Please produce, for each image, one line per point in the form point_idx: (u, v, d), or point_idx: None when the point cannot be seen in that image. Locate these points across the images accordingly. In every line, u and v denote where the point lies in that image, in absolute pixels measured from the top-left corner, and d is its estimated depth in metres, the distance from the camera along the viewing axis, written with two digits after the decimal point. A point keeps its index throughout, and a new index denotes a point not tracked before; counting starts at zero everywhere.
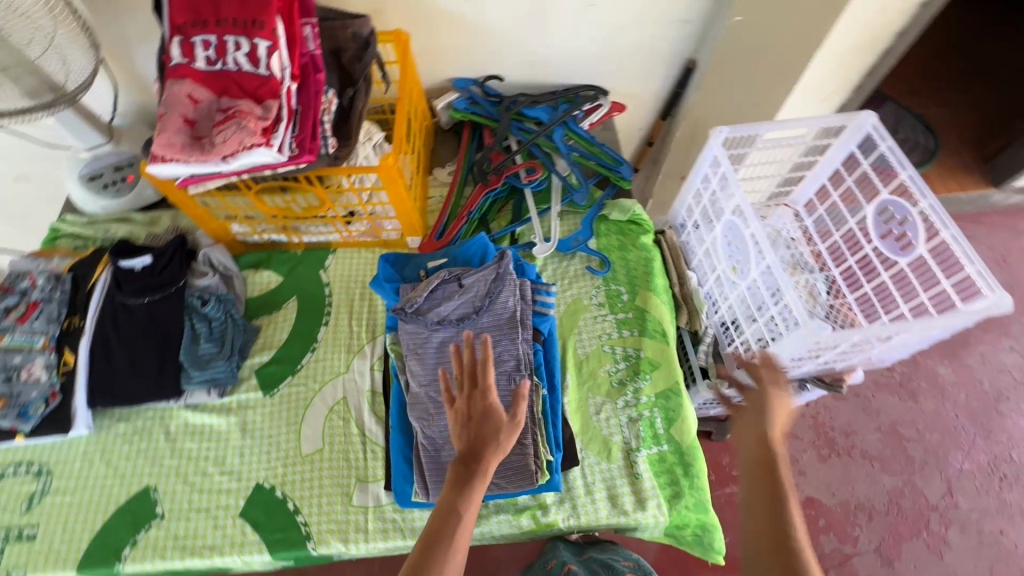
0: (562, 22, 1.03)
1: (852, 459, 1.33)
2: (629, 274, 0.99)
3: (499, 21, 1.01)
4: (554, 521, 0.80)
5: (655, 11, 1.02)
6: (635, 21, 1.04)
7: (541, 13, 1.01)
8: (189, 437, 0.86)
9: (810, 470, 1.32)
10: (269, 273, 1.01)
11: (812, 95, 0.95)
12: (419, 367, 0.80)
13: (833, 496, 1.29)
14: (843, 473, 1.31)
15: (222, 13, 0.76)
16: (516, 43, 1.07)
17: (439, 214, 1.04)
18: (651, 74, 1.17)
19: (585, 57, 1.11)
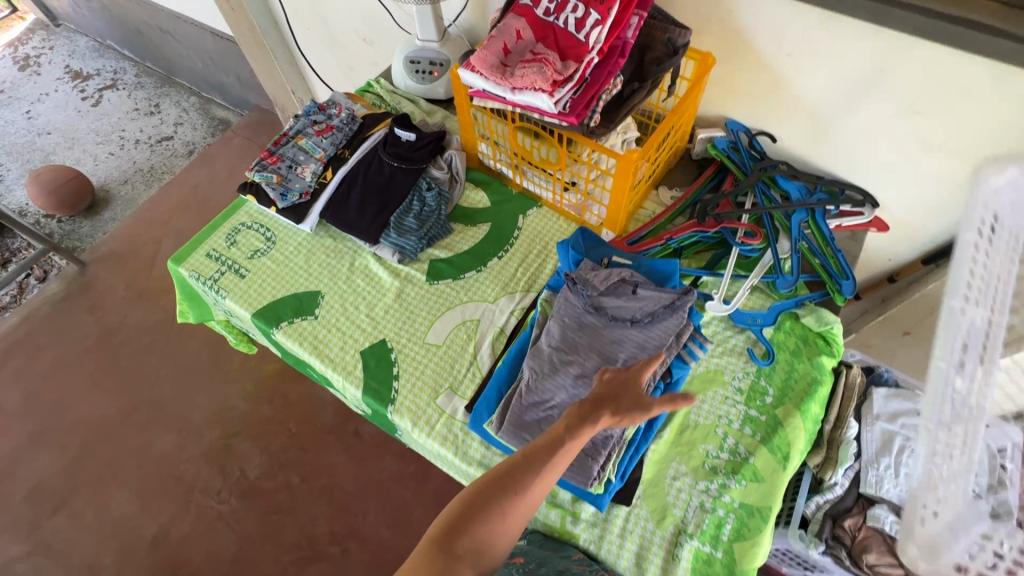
0: (873, 117, 0.96)
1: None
2: (786, 382, 0.91)
3: (807, 87, 0.98)
4: (576, 533, 0.81)
5: (990, 151, 0.90)
6: (957, 151, 0.93)
7: (856, 98, 0.95)
8: (362, 276, 1.06)
9: None
10: (483, 195, 1.15)
11: None
12: (556, 330, 0.85)
13: None
14: None
15: None
16: (811, 115, 1.02)
17: (642, 226, 1.07)
18: (940, 212, 1.03)
19: (875, 161, 1.02)
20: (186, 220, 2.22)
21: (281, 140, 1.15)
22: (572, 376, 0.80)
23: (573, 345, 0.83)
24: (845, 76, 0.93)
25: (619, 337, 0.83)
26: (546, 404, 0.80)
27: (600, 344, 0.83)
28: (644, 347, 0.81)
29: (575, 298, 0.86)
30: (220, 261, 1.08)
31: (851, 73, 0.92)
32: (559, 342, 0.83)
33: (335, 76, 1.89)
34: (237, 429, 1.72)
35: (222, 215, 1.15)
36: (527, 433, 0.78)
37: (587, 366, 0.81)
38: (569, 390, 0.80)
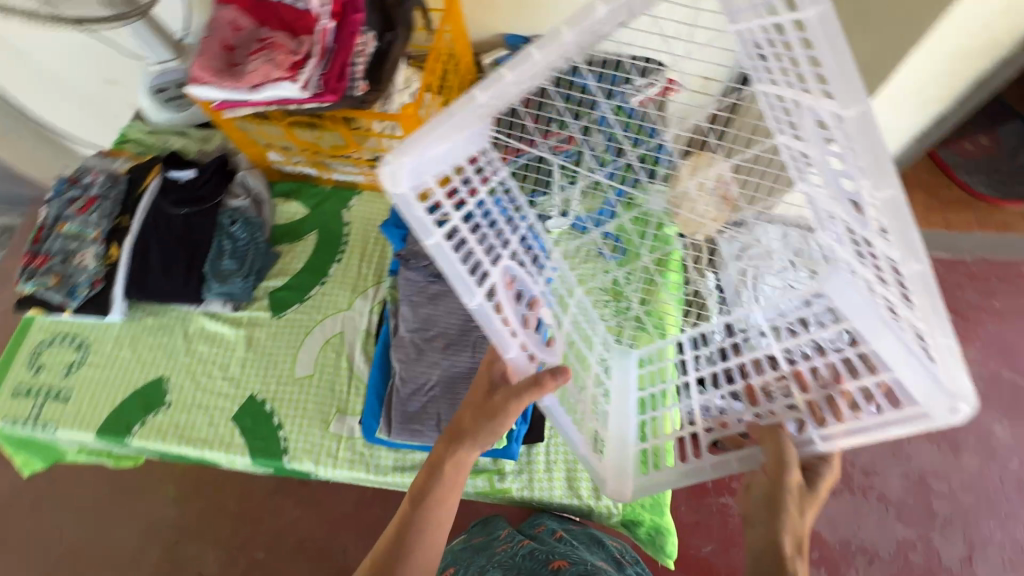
0: None
1: (866, 499, 1.25)
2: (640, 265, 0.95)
3: None
4: (507, 488, 0.82)
5: None
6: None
7: None
8: (203, 340, 0.96)
9: None
10: (297, 205, 1.06)
11: (902, 101, 0.84)
12: (410, 313, 0.82)
13: (836, 530, 1.22)
14: (853, 510, 1.24)
15: None
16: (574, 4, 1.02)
17: None
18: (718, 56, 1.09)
19: None
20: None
21: (41, 235, 0.98)
22: (441, 350, 0.80)
23: (431, 321, 0.81)
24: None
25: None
26: (425, 387, 0.78)
27: (455, 309, 0.82)
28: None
29: (413, 276, 0.83)
30: (31, 394, 0.93)
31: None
32: (417, 322, 0.81)
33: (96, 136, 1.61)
34: None
35: (12, 344, 0.97)
36: (417, 422, 0.76)
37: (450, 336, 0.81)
38: (443, 363, 0.79)
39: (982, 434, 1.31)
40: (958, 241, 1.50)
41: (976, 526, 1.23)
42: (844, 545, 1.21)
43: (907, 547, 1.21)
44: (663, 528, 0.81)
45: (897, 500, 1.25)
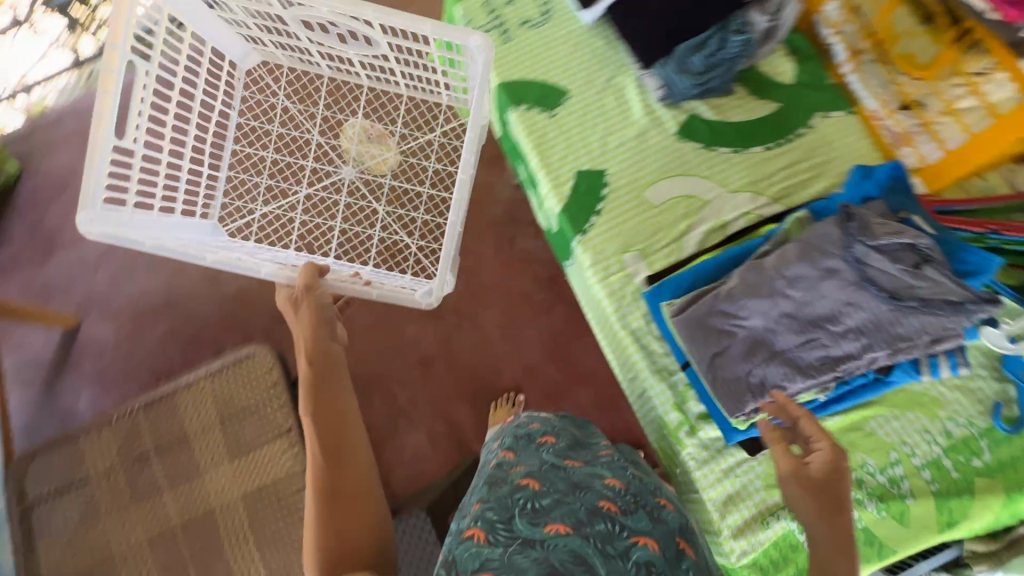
0: None
1: None
2: (1012, 462, 0.74)
3: None
4: (682, 445, 0.81)
5: None
6: None
7: None
8: (615, 94, 0.97)
9: None
10: (788, 66, 0.94)
11: None
12: (798, 259, 0.72)
13: None
14: None
15: None
16: None
17: (971, 197, 0.81)
18: None
19: None
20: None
21: None
22: (791, 312, 0.72)
23: (845, 313, 0.70)
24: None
25: (862, 304, 0.69)
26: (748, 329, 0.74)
27: (838, 298, 0.70)
28: (896, 323, 0.67)
29: (837, 240, 0.70)
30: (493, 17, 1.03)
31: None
32: (806, 280, 0.71)
33: None
34: None
35: None
36: (714, 339, 0.75)
37: (808, 309, 0.71)
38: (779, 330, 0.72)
39: None
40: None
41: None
42: None
43: None
44: None
45: None
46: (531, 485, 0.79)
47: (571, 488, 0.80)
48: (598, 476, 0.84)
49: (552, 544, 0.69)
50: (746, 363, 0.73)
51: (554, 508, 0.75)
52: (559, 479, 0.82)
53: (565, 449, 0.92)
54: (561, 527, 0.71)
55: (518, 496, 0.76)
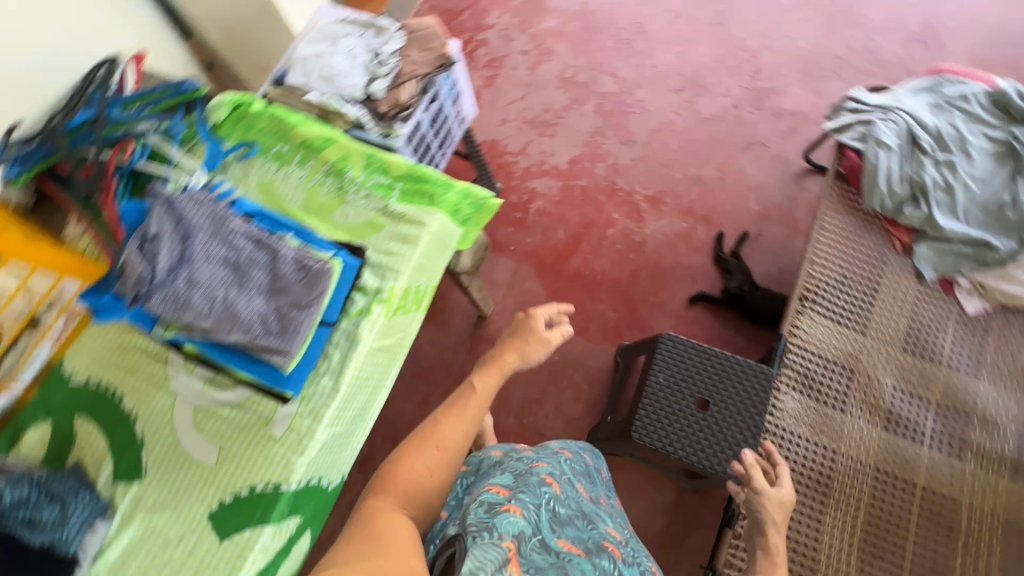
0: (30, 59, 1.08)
1: (541, 150, 1.98)
2: (273, 134, 1.09)
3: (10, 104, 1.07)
4: (393, 289, 0.94)
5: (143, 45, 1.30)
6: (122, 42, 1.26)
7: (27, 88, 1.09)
8: (125, 568, 0.84)
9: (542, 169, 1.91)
10: (33, 430, 0.93)
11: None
12: (195, 307, 0.84)
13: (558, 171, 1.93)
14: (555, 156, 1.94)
15: None
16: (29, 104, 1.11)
17: (100, 245, 1.03)
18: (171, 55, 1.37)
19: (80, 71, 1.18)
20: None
21: None
22: (238, 291, 0.85)
23: (208, 293, 0.84)
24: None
25: (201, 249, 0.86)
26: (288, 346, 0.83)
27: (206, 267, 0.85)
28: (243, 231, 0.89)
29: (156, 292, 0.83)
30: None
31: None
32: (246, 315, 0.83)
33: None
34: None
35: None
36: (288, 325, 0.83)
37: (228, 278, 0.86)
38: (279, 291, 0.86)
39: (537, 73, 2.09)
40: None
41: (585, 101, 2.04)
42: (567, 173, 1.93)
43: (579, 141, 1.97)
44: (465, 190, 1.03)
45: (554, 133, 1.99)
46: (555, 489, 0.94)
47: (579, 514, 0.96)
48: (603, 521, 0.99)
49: (567, 560, 0.84)
50: (293, 321, 0.84)
51: (572, 530, 0.91)
52: (575, 504, 0.96)
53: (577, 471, 1.08)
54: (570, 547, 0.87)
55: (546, 492, 0.91)
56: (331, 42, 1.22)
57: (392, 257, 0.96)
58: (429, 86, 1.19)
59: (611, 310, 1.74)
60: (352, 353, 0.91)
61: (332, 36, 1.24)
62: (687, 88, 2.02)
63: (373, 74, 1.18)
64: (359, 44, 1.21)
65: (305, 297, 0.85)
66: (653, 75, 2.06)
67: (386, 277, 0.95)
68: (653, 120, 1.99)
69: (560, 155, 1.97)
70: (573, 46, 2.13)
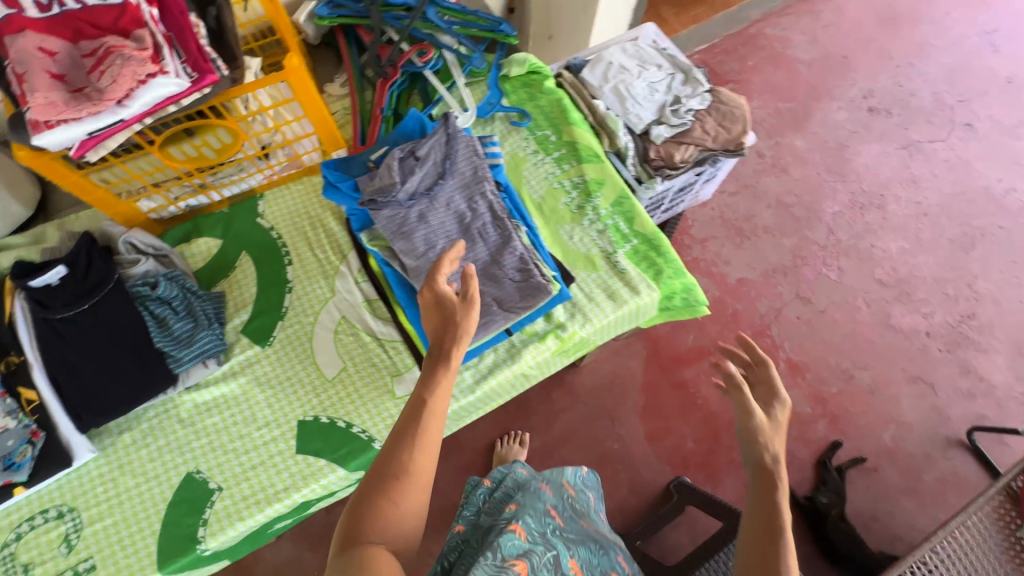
0: None
1: (755, 238, 1.69)
2: (549, 117, 1.05)
3: None
4: (574, 333, 0.89)
5: None
6: None
7: None
8: (206, 414, 0.83)
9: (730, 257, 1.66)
10: (205, 240, 0.94)
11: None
12: (410, 245, 0.82)
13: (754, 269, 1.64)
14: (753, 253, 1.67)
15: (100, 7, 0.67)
16: None
17: (353, 121, 1.03)
18: None
19: None
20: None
21: None
22: (456, 255, 0.83)
23: (431, 239, 0.83)
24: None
25: (448, 197, 0.85)
26: (468, 336, 0.79)
27: (443, 215, 0.84)
28: (491, 201, 0.86)
29: (390, 209, 0.82)
30: (43, 519, 0.77)
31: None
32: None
33: None
34: None
35: None
36: (481, 316, 0.80)
37: (455, 237, 0.83)
38: (490, 280, 0.82)
39: (793, 151, 1.83)
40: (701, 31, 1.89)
41: (782, 235, 1.71)
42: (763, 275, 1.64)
43: (795, 250, 1.68)
44: (690, 285, 0.95)
45: (773, 225, 1.72)
46: (555, 519, 0.74)
47: (587, 537, 0.74)
48: (615, 548, 0.76)
49: None
50: (487, 317, 0.80)
51: (584, 550, 0.70)
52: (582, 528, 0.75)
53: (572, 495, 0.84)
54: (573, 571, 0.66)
55: (546, 523, 0.72)
56: (641, 64, 1.18)
57: (592, 305, 0.91)
58: (705, 160, 1.12)
59: (705, 441, 1.40)
60: (505, 366, 0.86)
61: (644, 59, 1.19)
62: (890, 287, 1.62)
63: (664, 117, 1.12)
64: (663, 83, 1.16)
65: (513, 301, 0.80)
66: (862, 253, 1.67)
67: (574, 319, 0.90)
68: (886, 276, 1.64)
69: (733, 266, 1.67)
70: (854, 150, 1.83)
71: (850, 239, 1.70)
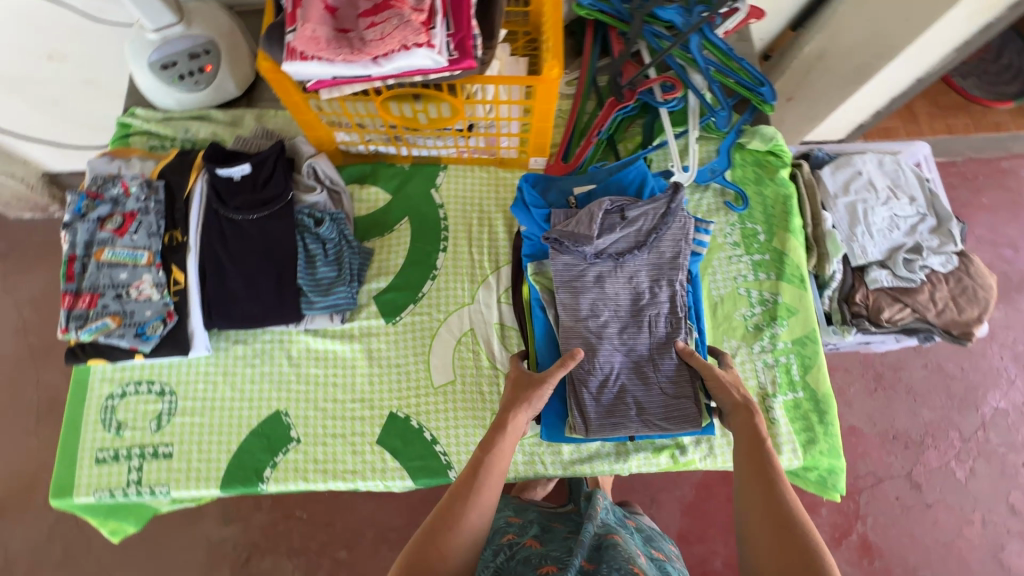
0: None
1: (896, 393, 1.30)
2: (767, 213, 0.92)
3: None
4: (691, 461, 0.80)
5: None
6: None
7: None
8: (313, 362, 0.83)
9: (856, 401, 1.29)
10: (377, 190, 0.91)
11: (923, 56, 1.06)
12: (572, 301, 0.75)
13: (875, 425, 1.27)
14: (886, 405, 1.29)
15: None
16: None
17: (564, 130, 0.94)
18: (774, 17, 1.15)
19: None
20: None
21: (74, 269, 0.78)
22: (615, 335, 0.75)
23: (598, 306, 0.75)
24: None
25: (634, 270, 0.76)
26: (594, 428, 0.73)
27: (620, 286, 0.76)
28: (676, 294, 0.76)
29: (573, 259, 0.75)
30: (146, 389, 0.81)
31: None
32: (601, 366, 0.74)
33: (37, 121, 1.33)
34: (246, 556, 1.43)
35: (73, 403, 0.80)
36: (616, 415, 0.73)
37: (622, 315, 0.75)
38: (639, 379, 0.74)
39: None
40: (955, 143, 1.52)
41: (925, 404, 1.29)
42: (882, 438, 1.26)
43: (934, 429, 1.26)
44: (838, 469, 0.82)
45: (922, 390, 1.30)
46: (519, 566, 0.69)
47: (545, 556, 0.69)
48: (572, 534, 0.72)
49: None
50: (622, 418, 0.73)
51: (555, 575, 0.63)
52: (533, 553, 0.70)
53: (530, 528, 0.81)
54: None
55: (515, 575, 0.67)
56: (891, 189, 1.00)
57: (726, 443, 0.81)
58: (916, 330, 0.96)
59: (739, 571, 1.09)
60: (609, 459, 0.81)
61: (895, 184, 1.01)
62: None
63: (891, 262, 0.95)
64: (906, 219, 0.98)
65: (657, 415, 0.73)
66: (1006, 465, 1.23)
67: (698, 448, 0.80)
68: None
69: (851, 410, 1.30)
70: None
71: (998, 442, 1.25)
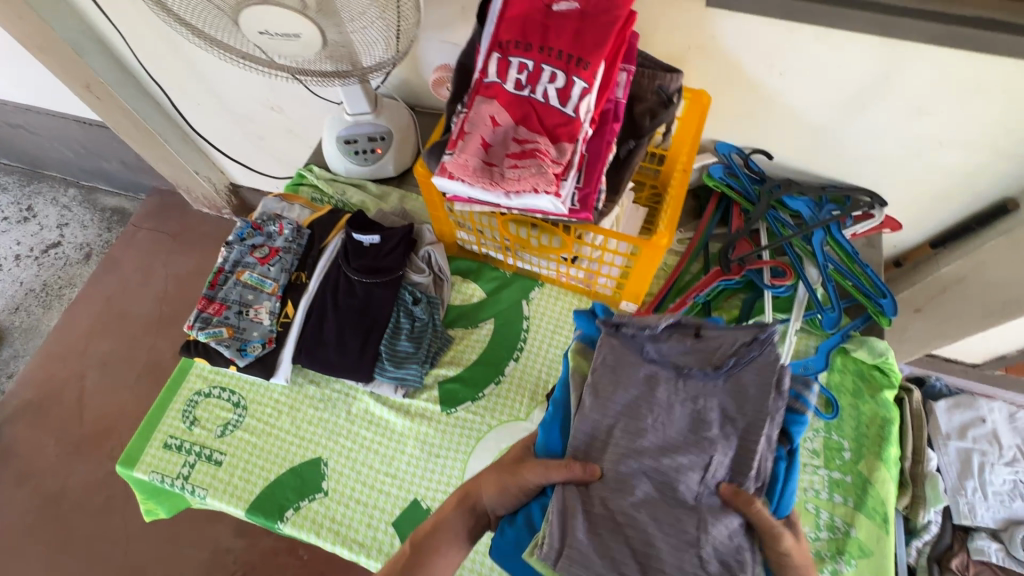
0: (853, 142, 0.95)
1: None
2: (858, 430, 0.85)
3: (781, 149, 1.02)
4: None
5: (912, 213, 1.06)
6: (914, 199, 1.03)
7: (815, 150, 0.99)
8: (366, 425, 0.88)
9: None
10: (476, 286, 0.99)
11: None
12: (612, 390, 0.65)
13: None
14: None
15: (551, 109, 0.72)
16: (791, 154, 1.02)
17: (664, 284, 0.97)
18: (914, 230, 1.11)
19: (849, 173, 1.01)
20: (109, 342, 1.86)
21: (218, 279, 0.94)
22: (649, 455, 0.60)
23: (641, 408, 0.63)
24: (852, 69, 0.83)
25: (700, 391, 0.64)
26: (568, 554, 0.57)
27: (677, 401, 0.63)
28: (749, 449, 0.61)
29: (624, 348, 0.67)
30: (226, 397, 0.91)
31: (856, 64, 0.82)
32: (609, 480, 0.60)
33: (246, 149, 1.66)
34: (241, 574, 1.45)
35: (168, 388, 0.93)
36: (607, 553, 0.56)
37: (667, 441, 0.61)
38: (664, 523, 0.57)
39: None
40: None
41: None
42: None
43: None
44: None
45: None
46: None
47: None
48: None
49: None
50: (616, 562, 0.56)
51: None
52: None
53: None
54: None
55: None
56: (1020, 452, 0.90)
57: None
58: None
59: None
60: None
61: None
62: None
63: (1006, 537, 0.83)
64: None
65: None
66: None
67: None
68: None
69: None
70: None
71: None
